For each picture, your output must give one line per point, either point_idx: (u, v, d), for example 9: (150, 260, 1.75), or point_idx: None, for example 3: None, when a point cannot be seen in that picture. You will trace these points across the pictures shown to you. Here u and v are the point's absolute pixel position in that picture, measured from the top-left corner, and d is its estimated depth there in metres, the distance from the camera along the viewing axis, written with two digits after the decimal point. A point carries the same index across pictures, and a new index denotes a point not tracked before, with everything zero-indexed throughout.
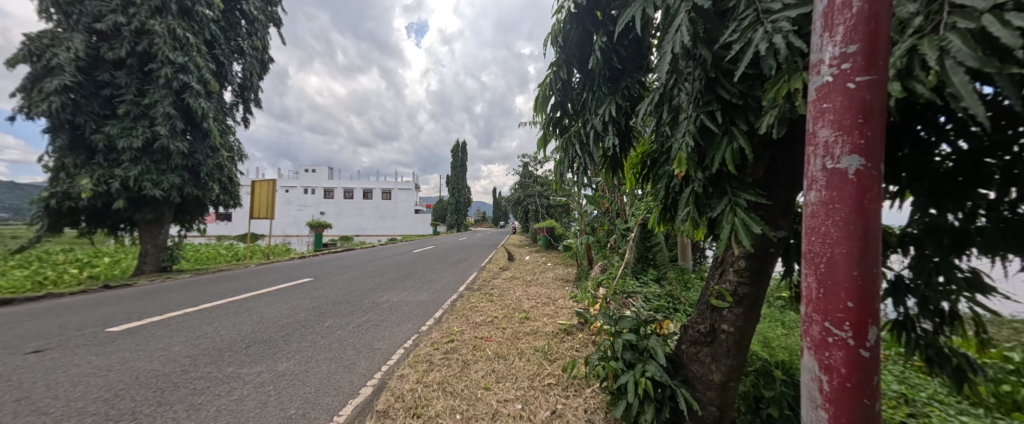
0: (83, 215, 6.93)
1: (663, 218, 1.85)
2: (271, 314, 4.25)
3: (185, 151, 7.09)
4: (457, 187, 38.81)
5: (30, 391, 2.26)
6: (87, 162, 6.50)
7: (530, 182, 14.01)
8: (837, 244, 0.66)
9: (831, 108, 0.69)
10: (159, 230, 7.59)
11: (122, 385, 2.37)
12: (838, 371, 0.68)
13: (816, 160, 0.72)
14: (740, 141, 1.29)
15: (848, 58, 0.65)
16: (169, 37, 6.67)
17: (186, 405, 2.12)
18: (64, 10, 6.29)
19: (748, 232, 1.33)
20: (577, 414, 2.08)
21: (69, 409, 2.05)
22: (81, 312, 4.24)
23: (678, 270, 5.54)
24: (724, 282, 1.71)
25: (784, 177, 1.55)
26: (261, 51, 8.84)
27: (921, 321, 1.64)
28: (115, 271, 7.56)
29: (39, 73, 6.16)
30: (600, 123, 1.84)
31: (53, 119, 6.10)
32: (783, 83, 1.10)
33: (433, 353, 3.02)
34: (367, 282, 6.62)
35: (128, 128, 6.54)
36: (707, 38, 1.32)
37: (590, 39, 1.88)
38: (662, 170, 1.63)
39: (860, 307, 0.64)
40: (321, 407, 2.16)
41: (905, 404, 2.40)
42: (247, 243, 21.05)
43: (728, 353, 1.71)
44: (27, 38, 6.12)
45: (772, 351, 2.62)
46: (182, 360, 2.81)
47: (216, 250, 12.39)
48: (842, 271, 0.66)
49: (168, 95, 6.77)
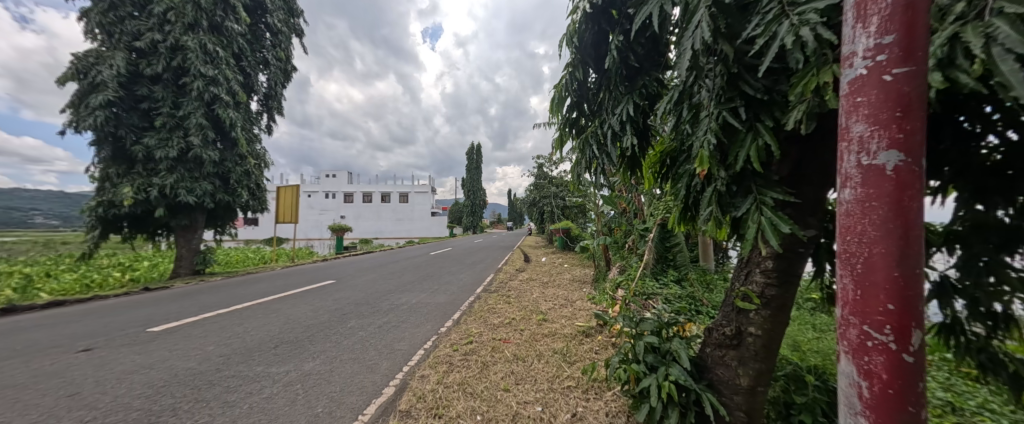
0: (126, 221, 7.39)
1: (684, 217, 1.82)
2: (296, 315, 4.42)
3: (216, 159, 7.43)
4: (474, 189, 39.04)
5: (82, 386, 2.42)
6: (128, 172, 6.91)
7: (544, 183, 13.98)
8: (875, 244, 0.64)
9: (866, 102, 0.67)
10: (193, 235, 7.99)
11: (162, 382, 2.50)
12: (879, 377, 0.66)
13: (850, 156, 0.70)
14: (766, 138, 1.26)
15: (884, 49, 0.63)
16: (201, 52, 7.04)
17: (220, 402, 2.23)
18: (107, 30, 6.72)
19: (775, 232, 1.29)
20: (597, 417, 2.04)
21: (117, 403, 2.18)
22: (124, 313, 4.51)
23: (700, 271, 5.36)
24: (750, 283, 1.65)
25: (812, 174, 1.48)
26: (285, 61, 9.17)
27: (971, 325, 1.53)
28: (153, 274, 8.01)
29: (84, 89, 6.58)
30: (617, 122, 1.83)
31: (98, 132, 6.53)
32: (812, 76, 1.08)
33: (453, 354, 3.05)
34: (387, 284, 6.76)
35: (164, 139, 6.92)
36: (729, 33, 1.30)
37: (605, 38, 1.89)
38: (682, 169, 1.61)
39: (901, 310, 0.62)
40: (347, 406, 2.22)
41: (951, 413, 2.25)
42: (271, 245, 21.72)
43: (756, 356, 1.65)
44: (75, 58, 6.56)
45: (802, 355, 2.49)
46: (216, 359, 2.95)
47: (244, 253, 12.95)
48: (880, 272, 0.64)
49: (200, 106, 7.14)
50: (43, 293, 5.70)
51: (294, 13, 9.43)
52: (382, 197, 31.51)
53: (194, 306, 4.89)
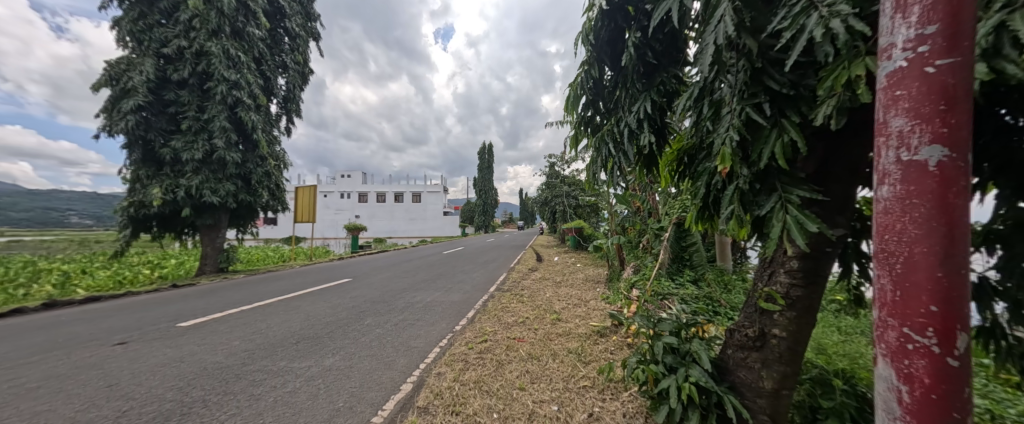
0: (155, 221, 7.70)
1: (703, 216, 1.78)
2: (316, 312, 4.53)
3: (238, 161, 7.67)
4: (485, 189, 39.13)
5: (119, 378, 2.54)
6: (157, 173, 7.21)
7: (556, 182, 13.91)
8: (917, 243, 0.62)
9: (905, 96, 0.65)
10: (217, 234, 8.27)
11: (192, 375, 2.60)
12: (920, 381, 0.64)
13: (888, 152, 0.68)
14: (792, 134, 1.22)
15: (926, 40, 0.60)
16: (224, 57, 7.27)
17: (246, 395, 2.30)
18: (137, 37, 6.99)
19: (802, 231, 1.25)
20: (614, 417, 2.03)
21: (151, 395, 2.28)
22: (154, 309, 4.71)
23: (718, 271, 5.25)
24: (773, 284, 1.61)
25: (840, 171, 1.43)
26: (302, 64, 9.40)
27: (1013, 329, 1.45)
28: (179, 271, 8.33)
29: (116, 94, 6.89)
30: (634, 120, 1.81)
31: (129, 135, 6.82)
32: (843, 70, 1.04)
33: (468, 352, 3.07)
34: (402, 282, 6.86)
35: (190, 141, 7.18)
36: (752, 27, 1.27)
37: (621, 35, 1.86)
38: (702, 167, 1.58)
39: (945, 312, 0.60)
40: (367, 401, 2.26)
41: (991, 421, 2.14)
42: (289, 244, 22.31)
43: (780, 359, 1.61)
44: (108, 65, 6.87)
45: (829, 359, 2.41)
46: (241, 353, 3.05)
47: (264, 252, 13.34)
48: (922, 272, 0.62)
49: (223, 110, 7.38)
50: (80, 289, 6.00)
51: (311, 17, 9.65)
52: (395, 197, 31.93)
53: (219, 302, 5.07)
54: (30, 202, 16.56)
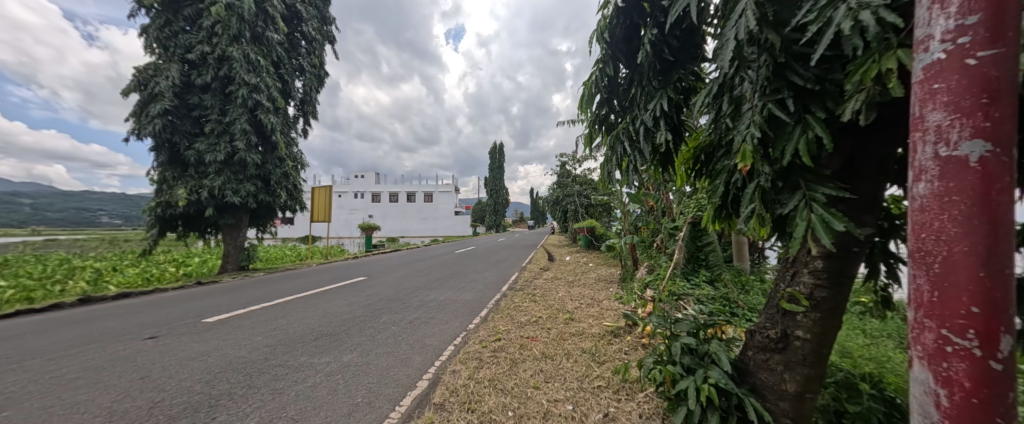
0: (180, 221, 7.99)
1: (721, 215, 1.75)
2: (333, 309, 4.63)
3: (258, 162, 7.89)
4: (496, 188, 39.18)
5: (151, 370, 2.66)
6: (182, 174, 7.48)
7: (568, 181, 13.83)
8: (956, 242, 0.59)
9: (944, 89, 0.62)
10: (238, 234, 8.51)
11: (218, 368, 2.69)
12: (960, 384, 0.61)
13: (925, 148, 0.66)
14: (817, 129, 1.18)
15: (967, 31, 0.57)
16: (244, 61, 7.49)
17: (270, 389, 2.37)
18: (163, 44, 7.27)
19: (828, 229, 1.21)
20: (629, 418, 2.01)
21: (181, 387, 2.38)
22: (181, 305, 4.90)
23: (735, 271, 5.15)
24: (796, 284, 1.57)
25: (867, 168, 1.39)
26: (319, 67, 9.60)
27: None
28: (203, 269, 8.63)
29: (144, 99, 7.18)
30: (650, 118, 1.78)
31: (156, 138, 7.09)
32: (872, 63, 1.01)
33: (482, 351, 3.09)
34: (416, 281, 6.94)
35: (213, 143, 7.42)
36: (775, 21, 1.24)
37: (637, 32, 1.85)
38: (721, 165, 1.54)
39: (988, 313, 0.57)
40: (385, 397, 2.30)
41: None
42: (305, 244, 22.84)
43: (804, 361, 1.57)
44: (137, 71, 7.17)
45: (855, 362, 2.34)
46: (264, 349, 3.15)
47: (282, 251, 13.71)
48: (962, 272, 0.59)
49: (244, 113, 7.60)
50: (112, 286, 6.29)
51: (327, 21, 9.83)
52: (407, 197, 32.30)
53: (242, 299, 5.23)
54: (65, 203, 17.39)
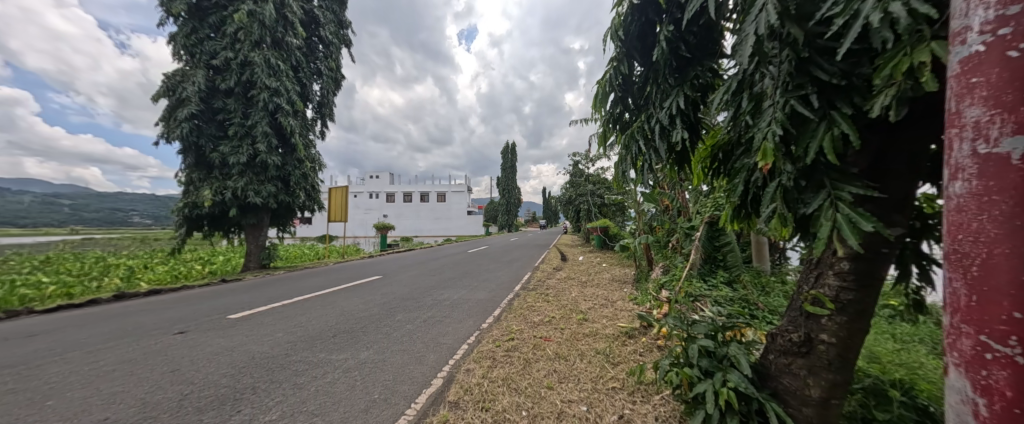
0: (206, 221, 8.32)
1: (740, 215, 1.70)
2: (350, 307, 4.74)
3: (278, 164, 8.14)
4: (508, 188, 39.21)
5: (181, 364, 2.79)
6: (207, 176, 7.80)
7: (581, 181, 13.72)
8: (996, 243, 0.56)
9: (983, 83, 0.59)
10: (260, 233, 8.81)
11: (242, 363, 2.80)
12: (1002, 394, 0.57)
13: (964, 144, 0.63)
14: (843, 126, 1.14)
15: (1007, 21, 0.54)
16: (265, 66, 7.73)
17: (291, 384, 2.45)
18: (189, 51, 7.59)
19: (854, 230, 1.17)
20: (646, 420, 1.99)
21: (208, 380, 2.48)
22: (207, 302, 5.10)
23: (755, 272, 5.01)
24: (821, 287, 1.52)
25: (897, 166, 1.33)
26: (335, 70, 9.83)
27: None
28: (227, 267, 8.97)
29: (172, 104, 7.51)
30: (666, 116, 1.75)
31: (184, 142, 7.40)
32: (903, 56, 0.96)
33: (496, 350, 3.10)
34: (430, 280, 7.03)
35: (236, 146, 7.70)
36: (798, 15, 1.20)
37: (652, 29, 1.82)
38: (740, 164, 1.50)
39: None
40: (400, 394, 2.34)
41: None
42: (323, 243, 23.41)
43: (829, 366, 1.51)
44: (165, 77, 7.51)
45: (884, 368, 2.24)
46: (285, 345, 3.25)
47: (301, 250, 14.11)
48: (1004, 275, 0.56)
49: (265, 116, 7.86)
50: (143, 283, 6.61)
51: (343, 25, 10.05)
52: (420, 197, 32.69)
53: (264, 296, 5.42)
54: (101, 204, 18.35)
